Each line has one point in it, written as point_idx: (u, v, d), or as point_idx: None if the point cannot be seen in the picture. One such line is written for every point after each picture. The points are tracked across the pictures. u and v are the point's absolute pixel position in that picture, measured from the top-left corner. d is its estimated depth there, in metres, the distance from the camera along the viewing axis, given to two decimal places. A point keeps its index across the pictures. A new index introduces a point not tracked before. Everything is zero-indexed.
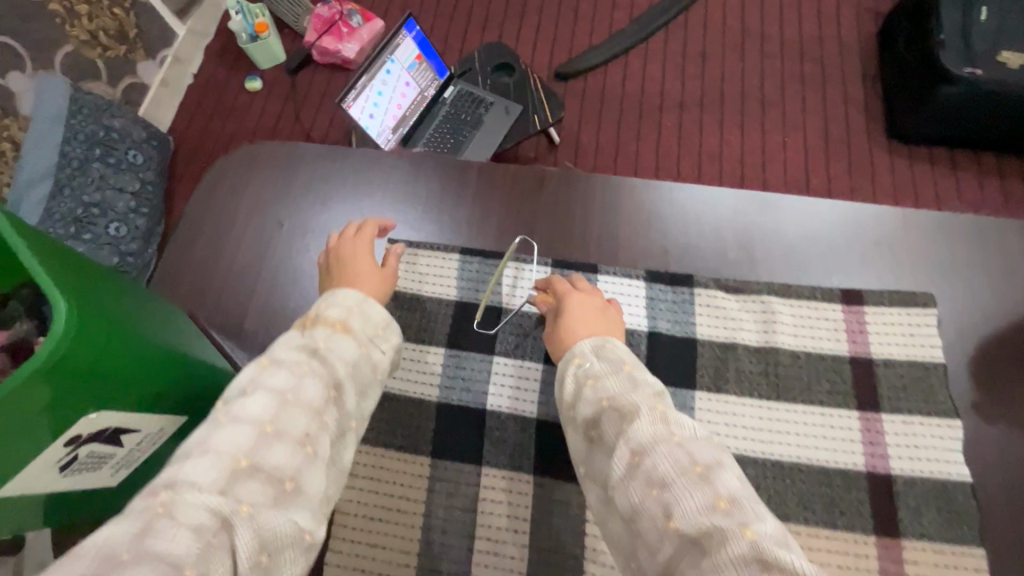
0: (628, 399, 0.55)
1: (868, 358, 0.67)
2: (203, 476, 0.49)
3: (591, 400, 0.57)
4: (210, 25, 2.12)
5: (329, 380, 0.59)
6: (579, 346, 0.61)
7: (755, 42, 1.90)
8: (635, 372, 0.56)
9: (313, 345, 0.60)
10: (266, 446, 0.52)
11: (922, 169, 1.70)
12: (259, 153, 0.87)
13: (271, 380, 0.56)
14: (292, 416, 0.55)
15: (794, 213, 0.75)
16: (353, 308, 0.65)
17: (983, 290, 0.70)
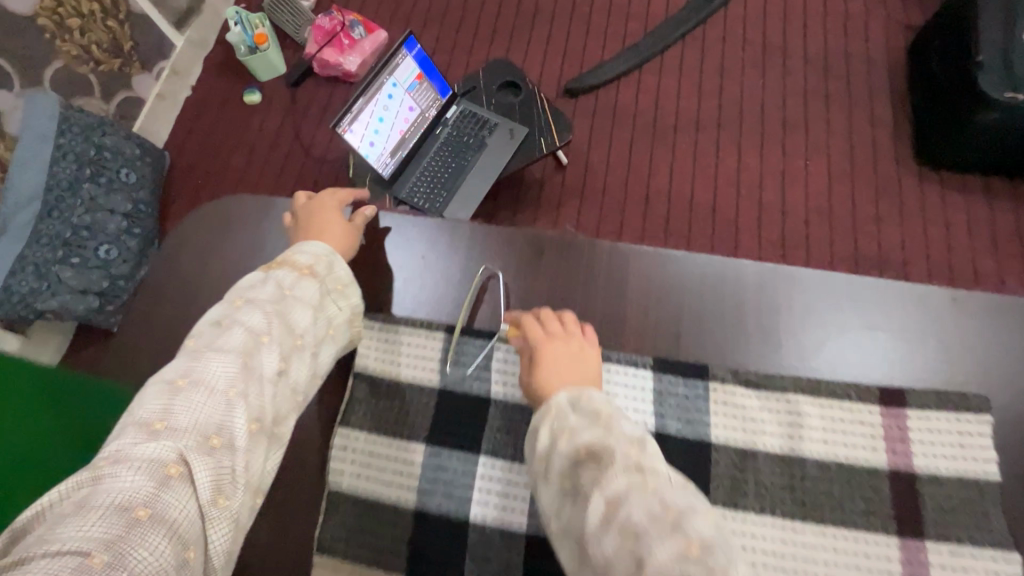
0: (607, 440, 0.47)
1: (910, 472, 0.58)
2: (192, 411, 0.49)
3: (563, 449, 0.48)
4: (209, 36, 2.01)
5: (296, 329, 0.59)
6: (555, 395, 0.51)
7: (777, 56, 1.76)
8: (613, 423, 0.48)
9: (281, 285, 0.60)
10: (250, 381, 0.53)
11: (956, 198, 1.55)
12: (233, 218, 0.85)
13: (243, 317, 0.56)
14: (268, 352, 0.56)
15: (829, 293, 0.64)
16: (322, 259, 0.64)
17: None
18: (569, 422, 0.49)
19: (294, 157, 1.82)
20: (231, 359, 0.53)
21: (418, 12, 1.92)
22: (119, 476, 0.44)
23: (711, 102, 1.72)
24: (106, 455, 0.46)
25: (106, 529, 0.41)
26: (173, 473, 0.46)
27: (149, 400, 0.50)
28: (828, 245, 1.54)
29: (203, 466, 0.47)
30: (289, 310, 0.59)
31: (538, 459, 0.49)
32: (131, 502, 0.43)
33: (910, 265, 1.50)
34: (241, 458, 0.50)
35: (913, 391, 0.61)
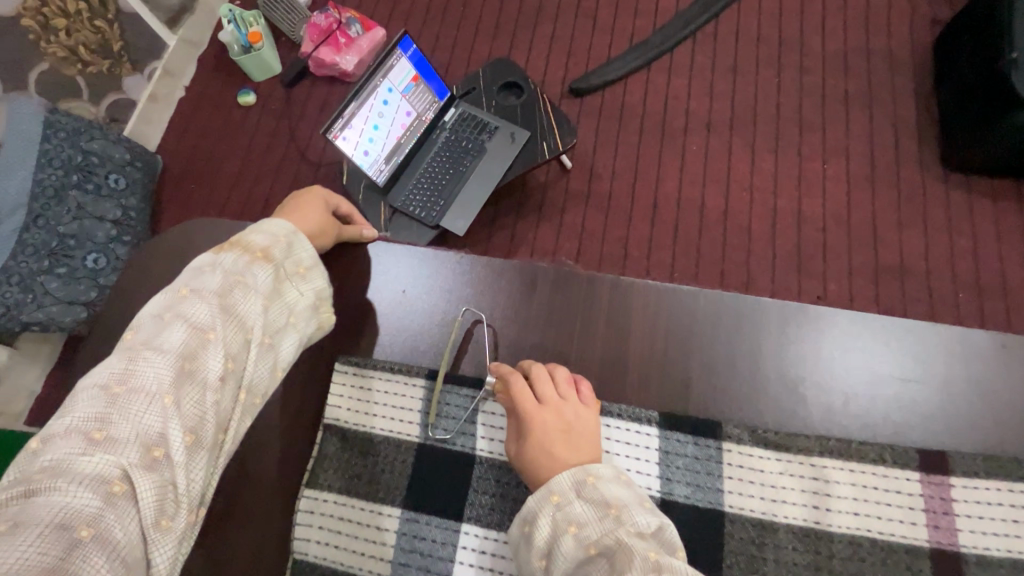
0: (617, 536, 0.42)
1: (955, 550, 0.51)
2: (132, 419, 0.42)
3: (570, 554, 0.43)
4: (203, 34, 1.78)
5: (246, 323, 0.51)
6: (556, 481, 0.47)
7: (794, 54, 1.67)
8: (622, 516, 0.44)
9: (231, 272, 0.52)
10: (186, 388, 0.45)
11: (984, 206, 1.46)
12: (196, 239, 0.74)
13: (187, 311, 0.49)
14: (213, 351, 0.48)
15: (857, 339, 0.57)
16: (281, 240, 0.57)
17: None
18: (574, 514, 0.45)
19: (291, 160, 1.64)
20: (173, 359, 0.46)
21: (416, 8, 1.82)
22: (52, 495, 0.37)
23: (724, 103, 1.63)
24: (33, 470, 0.39)
25: (40, 556, 0.35)
26: (115, 491, 0.39)
27: (81, 406, 0.42)
28: (845, 255, 1.45)
29: (145, 484, 0.40)
30: (238, 300, 0.51)
31: (541, 558, 0.45)
32: (68, 522, 0.37)
33: (934, 277, 1.41)
34: (188, 471, 0.44)
35: (956, 453, 0.53)
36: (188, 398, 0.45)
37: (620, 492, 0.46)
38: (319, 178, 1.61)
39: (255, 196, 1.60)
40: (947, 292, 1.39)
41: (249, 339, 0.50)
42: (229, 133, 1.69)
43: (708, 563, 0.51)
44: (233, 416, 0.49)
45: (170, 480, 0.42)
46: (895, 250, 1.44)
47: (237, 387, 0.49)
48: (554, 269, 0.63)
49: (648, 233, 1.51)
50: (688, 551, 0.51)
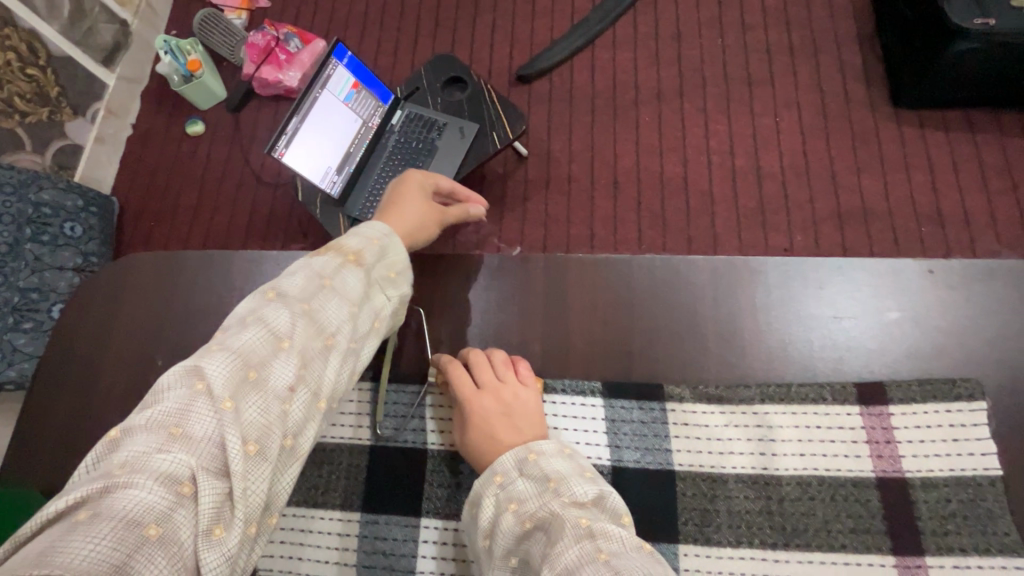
0: (552, 504, 0.44)
1: (899, 478, 0.51)
2: (204, 420, 0.41)
3: (512, 523, 0.44)
4: (142, 69, 1.75)
5: (326, 328, 0.50)
6: (499, 462, 0.48)
7: (734, 13, 1.67)
8: (560, 488, 0.45)
9: (319, 275, 0.52)
10: (246, 393, 0.44)
11: (936, 138, 1.47)
12: (131, 275, 0.73)
13: (269, 316, 0.48)
14: (285, 359, 0.47)
15: (791, 286, 0.58)
16: (374, 244, 0.57)
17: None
18: (514, 492, 0.46)
19: (247, 185, 1.62)
20: (238, 363, 0.45)
21: (354, 16, 1.80)
22: (127, 489, 0.36)
23: (671, 71, 1.63)
24: (112, 463, 0.38)
25: (109, 552, 0.33)
26: (183, 491, 0.38)
27: (163, 400, 0.42)
28: (808, 204, 1.46)
29: (207, 487, 0.39)
30: (321, 305, 0.51)
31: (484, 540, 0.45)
32: (138, 517, 0.35)
33: (897, 215, 1.42)
34: (252, 482, 0.42)
35: (894, 384, 0.53)
36: (251, 407, 0.44)
37: (565, 467, 0.47)
38: (278, 199, 1.60)
39: (217, 226, 1.59)
40: (911, 228, 1.41)
41: (329, 344, 0.50)
42: (182, 165, 1.67)
43: (662, 523, 0.51)
44: (307, 424, 0.48)
45: (231, 489, 0.40)
46: (857, 194, 1.45)
47: (319, 398, 0.49)
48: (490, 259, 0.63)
49: (612, 209, 1.51)
50: (641, 514, 0.52)
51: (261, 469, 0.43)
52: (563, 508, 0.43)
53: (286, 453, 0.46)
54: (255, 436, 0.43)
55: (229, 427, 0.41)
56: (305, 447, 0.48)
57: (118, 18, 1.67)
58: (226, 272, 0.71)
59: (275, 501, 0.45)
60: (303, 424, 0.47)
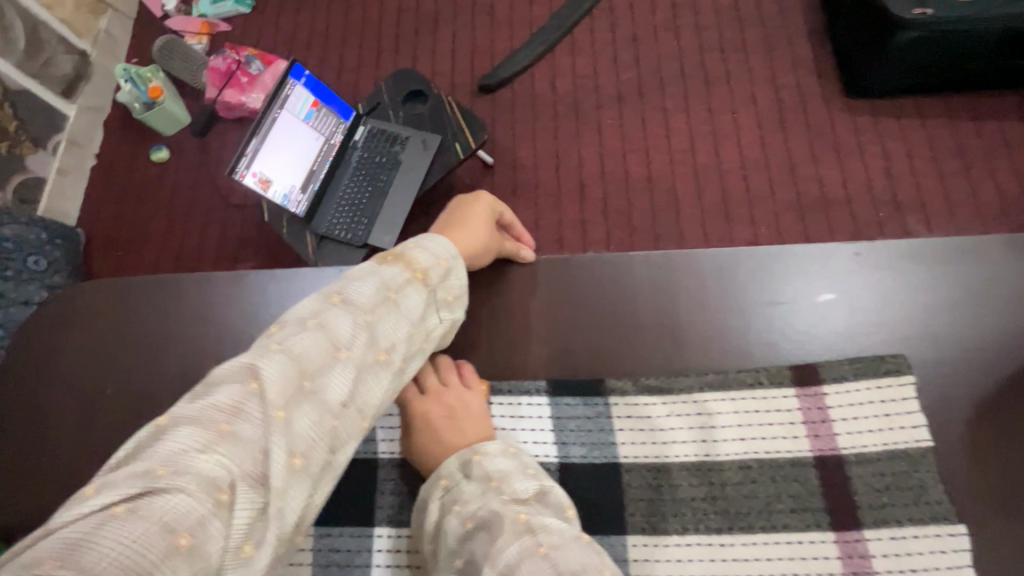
0: (493, 501, 0.45)
1: (835, 455, 0.53)
2: (255, 424, 0.40)
3: (453, 522, 0.46)
4: (104, 98, 1.74)
5: (384, 344, 0.49)
6: (444, 465, 0.50)
7: (689, 14, 1.71)
8: (501, 486, 0.46)
9: (386, 286, 0.50)
10: (297, 403, 0.43)
11: (889, 126, 1.51)
12: (82, 303, 0.72)
13: (331, 321, 0.47)
14: (341, 371, 0.45)
15: (728, 275, 0.59)
16: (443, 263, 0.54)
17: (975, 330, 0.54)
18: (454, 492, 0.48)
19: (215, 209, 1.62)
20: (295, 370, 0.43)
21: (315, 35, 1.81)
22: (169, 491, 0.36)
23: (631, 74, 1.66)
24: (156, 455, 0.37)
25: (139, 558, 0.33)
26: (222, 499, 0.37)
27: (217, 392, 0.41)
28: (770, 197, 1.49)
29: (245, 500, 0.38)
30: (382, 318, 0.49)
31: (431, 540, 0.47)
32: (174, 523, 0.35)
33: (856, 202, 1.46)
34: (286, 497, 0.41)
35: (827, 364, 0.55)
36: (300, 416, 0.43)
37: (505, 463, 0.49)
38: (247, 221, 1.59)
39: (186, 252, 1.58)
40: (869, 213, 1.44)
41: (381, 360, 0.48)
42: (149, 192, 1.66)
43: (610, 516, 0.53)
44: (352, 442, 0.46)
45: (266, 504, 0.39)
46: (816, 184, 1.49)
47: (366, 418, 0.47)
48: None
49: (580, 212, 1.53)
50: (589, 509, 0.53)
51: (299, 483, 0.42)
52: (503, 504, 0.45)
53: (324, 470, 0.45)
54: (300, 450, 0.42)
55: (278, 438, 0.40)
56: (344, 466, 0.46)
57: (77, 49, 1.66)
58: (179, 296, 0.70)
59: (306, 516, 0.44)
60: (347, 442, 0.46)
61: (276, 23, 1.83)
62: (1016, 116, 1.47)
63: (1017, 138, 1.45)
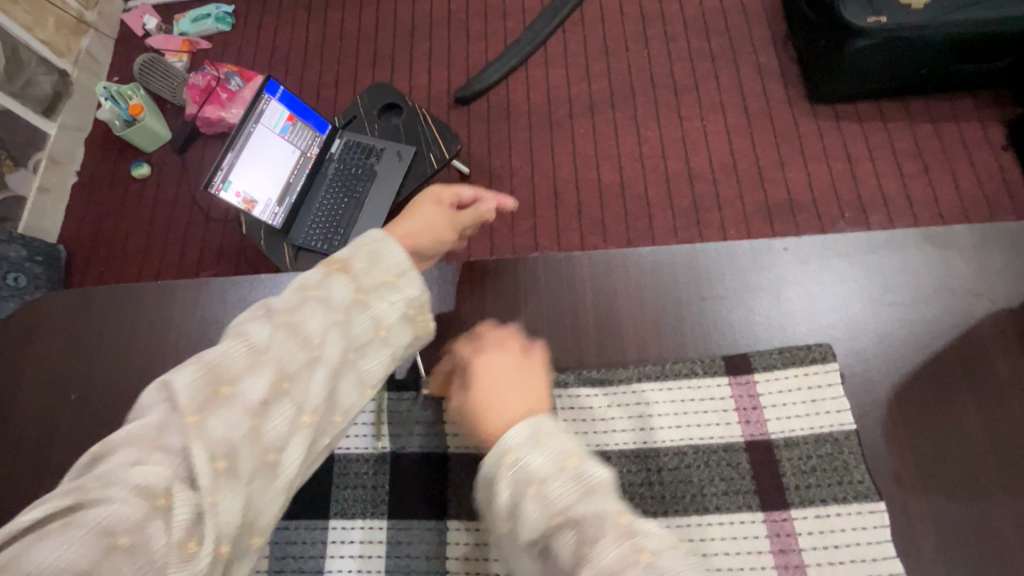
0: (587, 496, 0.40)
1: (765, 439, 0.56)
2: (178, 431, 0.39)
3: (535, 504, 0.40)
4: (85, 116, 1.76)
5: (311, 338, 0.45)
6: (508, 436, 0.42)
7: (658, 25, 1.75)
8: (582, 469, 0.41)
9: (303, 287, 0.48)
10: (220, 405, 0.40)
11: (852, 130, 1.56)
12: (50, 313, 0.74)
13: (250, 326, 0.45)
14: (264, 369, 0.42)
15: (666, 272, 0.62)
16: (365, 248, 0.52)
17: (882, 319, 0.60)
18: (529, 465, 0.41)
19: (196, 222, 1.64)
20: (210, 375, 0.41)
21: (294, 51, 1.84)
22: (95, 504, 0.35)
23: (603, 83, 1.70)
24: (84, 481, 0.36)
25: (77, 561, 0.33)
26: (157, 503, 0.36)
27: (141, 416, 0.40)
28: (739, 200, 1.54)
29: (182, 499, 0.37)
30: (304, 316, 0.46)
31: (502, 518, 0.42)
32: (108, 527, 0.34)
33: (821, 203, 1.51)
34: (223, 499, 0.38)
35: (757, 354, 0.59)
36: (221, 418, 0.40)
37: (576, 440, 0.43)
38: (228, 234, 1.62)
39: (166, 266, 1.60)
40: (835, 214, 1.49)
41: (314, 357, 0.45)
42: (130, 207, 1.68)
43: None
44: (294, 440, 0.42)
45: (201, 507, 0.37)
46: (783, 187, 1.53)
47: (310, 416, 0.43)
48: None
49: (555, 218, 1.57)
50: None
51: (238, 484, 0.39)
52: (604, 508, 0.39)
53: (269, 471, 0.41)
54: (228, 451, 0.39)
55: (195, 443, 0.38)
56: (296, 465, 0.42)
57: (57, 69, 1.68)
58: (145, 303, 0.73)
59: (259, 519, 0.41)
60: (292, 438, 0.42)
61: (255, 40, 1.86)
62: (972, 117, 1.52)
63: (974, 138, 1.51)
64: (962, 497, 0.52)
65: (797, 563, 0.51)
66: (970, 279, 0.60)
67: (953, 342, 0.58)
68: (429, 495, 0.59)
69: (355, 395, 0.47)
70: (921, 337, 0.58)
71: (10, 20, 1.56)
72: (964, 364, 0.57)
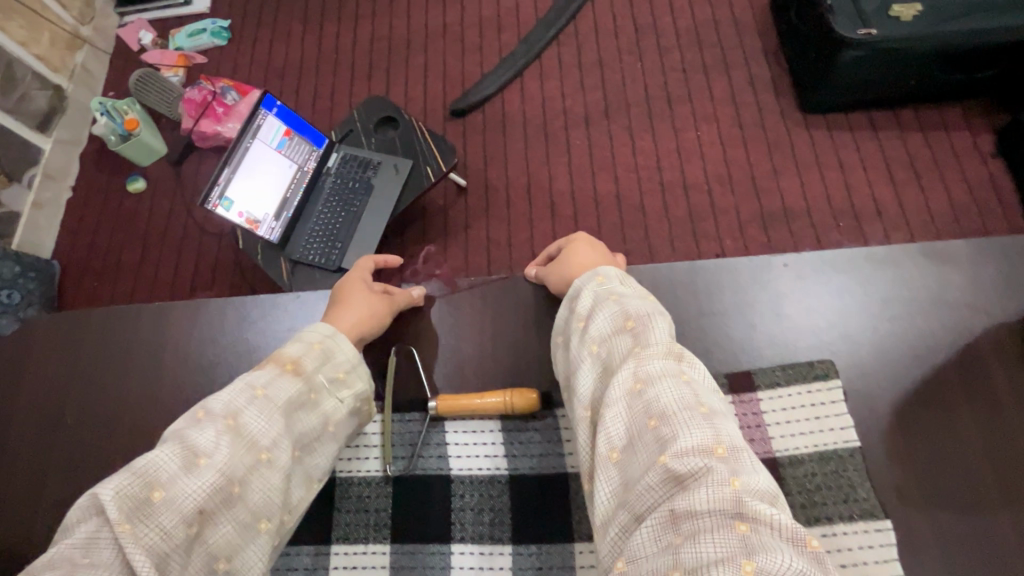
0: (650, 315, 0.53)
1: (769, 458, 0.56)
2: (112, 544, 0.44)
3: (611, 311, 0.55)
4: (80, 130, 1.76)
5: (256, 441, 0.51)
6: (602, 269, 0.59)
7: (651, 37, 1.77)
8: (654, 305, 0.55)
9: (251, 386, 0.54)
10: (157, 513, 0.46)
11: (844, 139, 1.57)
12: (43, 334, 0.73)
13: (192, 433, 0.50)
14: (201, 475, 0.48)
15: (666, 289, 0.62)
16: (316, 347, 0.58)
17: (883, 333, 0.60)
18: (614, 289, 0.57)
19: (192, 236, 1.63)
20: (144, 485, 0.46)
21: (290, 64, 1.85)
22: None
23: (597, 95, 1.71)
24: None
25: None
26: None
27: (74, 531, 0.45)
28: (733, 209, 1.55)
29: None
30: (249, 419, 0.52)
31: (579, 320, 0.56)
32: None
33: (815, 212, 1.52)
34: None
35: (760, 372, 0.59)
36: (151, 528, 0.45)
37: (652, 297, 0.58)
38: (224, 248, 1.61)
39: (162, 281, 1.59)
40: (829, 222, 1.50)
41: (262, 460, 0.51)
42: (125, 222, 1.67)
43: (558, 522, 0.57)
44: (246, 544, 0.50)
45: None
46: (777, 196, 1.54)
47: (256, 518, 0.50)
48: None
49: (551, 229, 1.57)
50: (540, 517, 0.58)
51: None
52: (662, 326, 0.52)
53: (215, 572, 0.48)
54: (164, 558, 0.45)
55: (131, 552, 0.43)
56: (244, 566, 0.50)
57: (52, 84, 1.68)
58: (142, 325, 0.72)
59: None
60: (238, 543, 0.49)
61: (251, 54, 1.87)
62: (963, 126, 1.54)
63: (965, 147, 1.52)
64: (965, 511, 0.53)
65: None
66: (966, 292, 0.60)
67: (952, 356, 0.58)
68: (433, 518, 0.59)
69: (300, 490, 0.55)
70: (922, 353, 0.59)
71: (4, 36, 1.55)
72: (964, 378, 0.57)
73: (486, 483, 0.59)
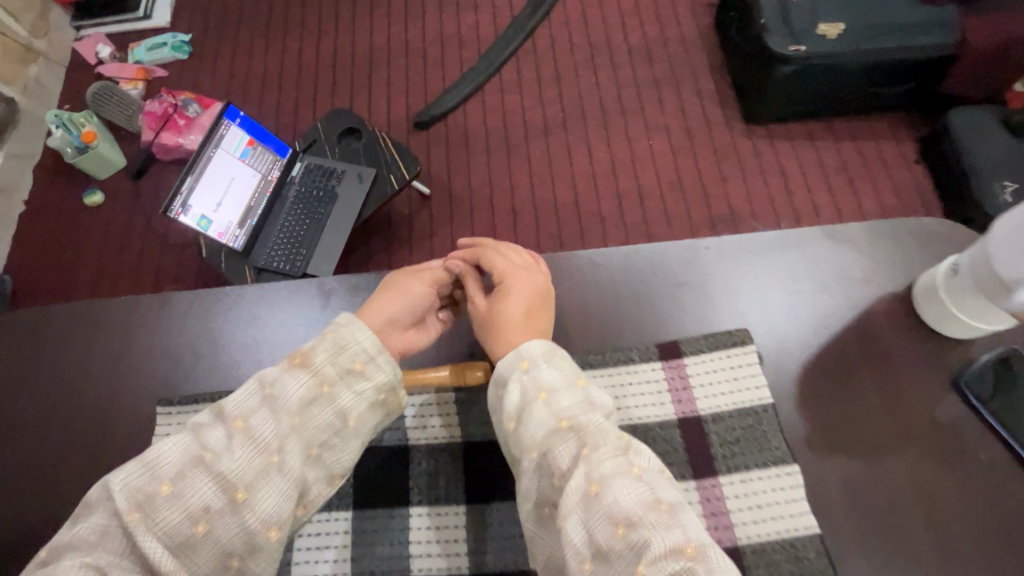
0: (584, 411, 0.50)
1: (695, 415, 0.62)
2: (121, 536, 0.44)
3: (540, 413, 0.50)
4: (34, 144, 1.74)
5: (264, 443, 0.49)
6: (526, 349, 0.54)
7: (605, 54, 1.87)
8: (587, 386, 0.52)
9: (261, 384, 0.51)
10: (163, 509, 0.45)
11: (783, 148, 1.70)
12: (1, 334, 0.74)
13: (204, 430, 0.48)
14: (208, 474, 0.46)
15: (604, 273, 0.69)
16: (328, 337, 0.55)
17: (793, 306, 0.68)
18: (541, 375, 0.53)
19: (152, 248, 1.63)
20: (151, 479, 0.45)
21: (254, 78, 1.88)
22: None
23: (555, 108, 1.80)
24: None
25: None
26: None
27: (85, 517, 0.45)
28: (685, 214, 1.65)
29: None
30: (258, 420, 0.49)
31: (511, 421, 0.52)
32: None
33: (759, 215, 1.63)
34: None
35: (687, 341, 0.65)
36: (161, 520, 0.45)
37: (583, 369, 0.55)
38: (186, 259, 1.61)
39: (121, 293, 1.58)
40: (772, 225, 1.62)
41: (271, 463, 0.48)
42: (82, 235, 1.65)
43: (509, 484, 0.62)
44: (255, 550, 0.47)
45: None
46: (724, 201, 1.65)
47: (265, 524, 0.47)
48: (346, 282, 0.74)
49: (515, 235, 1.64)
50: (492, 480, 0.63)
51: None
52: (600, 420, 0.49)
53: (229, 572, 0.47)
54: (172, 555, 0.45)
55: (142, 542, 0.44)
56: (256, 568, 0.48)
57: (4, 97, 1.66)
58: (104, 322, 0.74)
59: None
60: (250, 547, 0.47)
61: (215, 68, 1.89)
62: (888, 135, 1.69)
63: (890, 153, 1.67)
64: (862, 456, 0.60)
65: (726, 524, 0.58)
66: (864, 268, 0.69)
67: (851, 324, 0.66)
68: (392, 486, 0.63)
69: (319, 488, 0.53)
70: (826, 322, 0.66)
71: None
72: (861, 342, 0.65)
73: (442, 451, 0.64)
